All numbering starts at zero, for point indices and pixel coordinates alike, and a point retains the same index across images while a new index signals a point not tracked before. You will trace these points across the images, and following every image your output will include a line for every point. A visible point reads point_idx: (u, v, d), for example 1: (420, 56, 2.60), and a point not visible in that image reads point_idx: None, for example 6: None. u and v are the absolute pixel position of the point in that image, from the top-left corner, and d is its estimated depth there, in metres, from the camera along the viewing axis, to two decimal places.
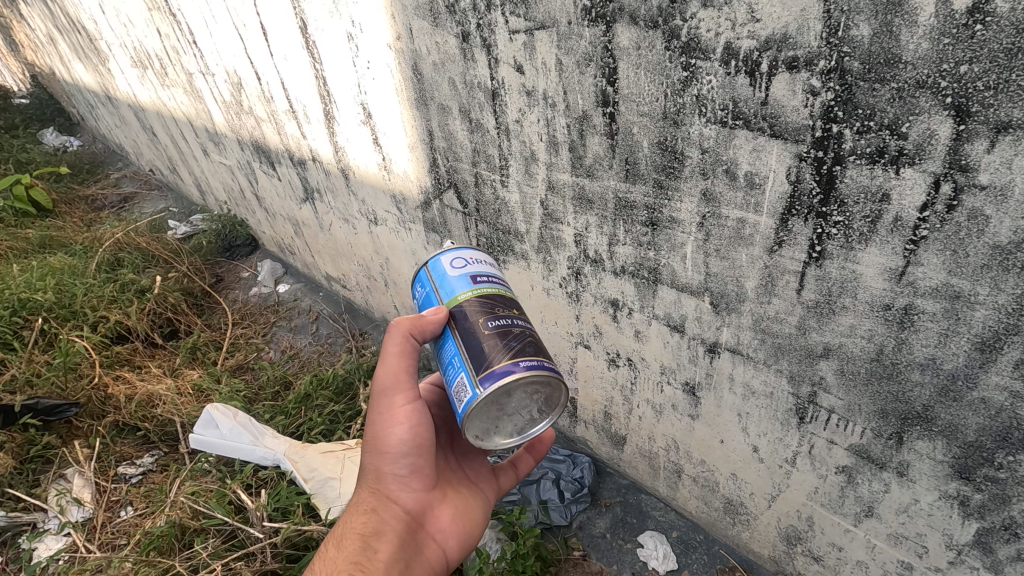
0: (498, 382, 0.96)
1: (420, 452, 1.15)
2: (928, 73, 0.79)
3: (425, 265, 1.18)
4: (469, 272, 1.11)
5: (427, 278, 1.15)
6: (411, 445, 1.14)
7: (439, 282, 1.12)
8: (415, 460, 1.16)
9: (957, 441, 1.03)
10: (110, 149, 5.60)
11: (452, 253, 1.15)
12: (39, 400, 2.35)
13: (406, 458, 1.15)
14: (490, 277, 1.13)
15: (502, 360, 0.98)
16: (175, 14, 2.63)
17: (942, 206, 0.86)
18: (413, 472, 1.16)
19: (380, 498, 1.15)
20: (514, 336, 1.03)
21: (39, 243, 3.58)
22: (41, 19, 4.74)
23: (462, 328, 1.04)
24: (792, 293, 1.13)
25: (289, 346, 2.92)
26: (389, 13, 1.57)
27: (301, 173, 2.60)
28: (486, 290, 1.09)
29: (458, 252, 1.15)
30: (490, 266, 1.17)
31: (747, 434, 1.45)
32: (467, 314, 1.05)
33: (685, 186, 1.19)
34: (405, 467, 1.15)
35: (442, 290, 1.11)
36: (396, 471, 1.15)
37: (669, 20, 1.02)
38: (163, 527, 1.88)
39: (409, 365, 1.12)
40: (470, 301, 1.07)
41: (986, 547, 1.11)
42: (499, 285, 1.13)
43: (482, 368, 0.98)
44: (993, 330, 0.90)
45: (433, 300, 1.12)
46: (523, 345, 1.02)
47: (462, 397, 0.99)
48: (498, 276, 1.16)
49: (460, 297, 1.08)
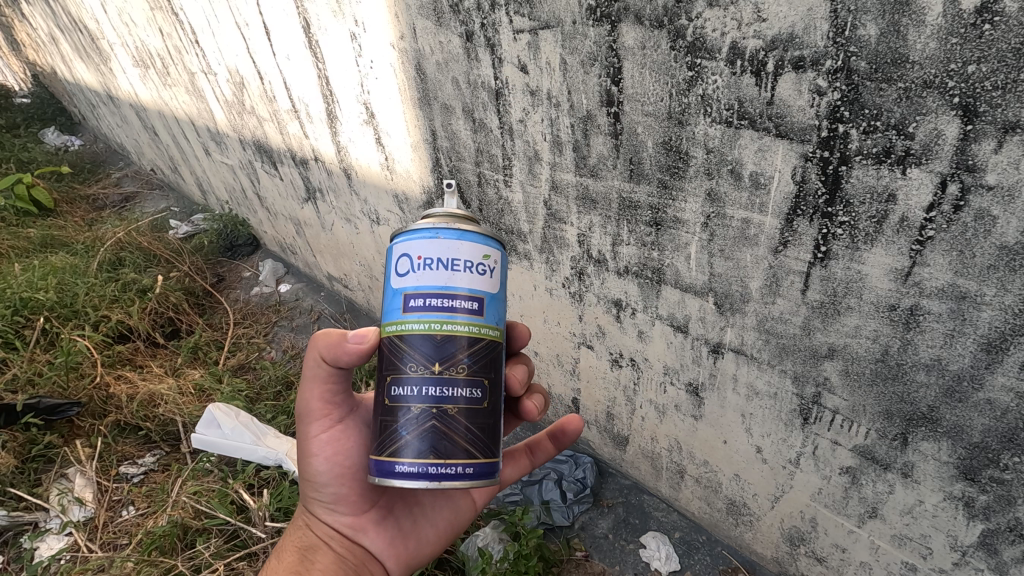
0: (376, 473, 0.96)
1: (340, 481, 1.15)
2: (936, 73, 0.79)
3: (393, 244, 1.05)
4: (406, 289, 0.96)
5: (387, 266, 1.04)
6: (331, 473, 1.15)
7: (387, 283, 1.02)
8: (339, 488, 1.15)
9: (963, 442, 1.03)
10: (112, 149, 5.60)
11: (403, 248, 0.98)
12: (41, 399, 2.35)
13: (328, 486, 1.16)
14: (427, 301, 0.95)
15: (389, 449, 0.95)
16: (177, 14, 2.64)
17: (949, 206, 0.85)
18: (337, 498, 1.16)
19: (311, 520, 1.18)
20: (409, 418, 0.94)
21: (41, 243, 3.58)
22: (44, 19, 4.75)
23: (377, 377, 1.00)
24: (796, 293, 1.13)
25: (290, 346, 2.92)
26: (392, 13, 1.57)
27: (303, 173, 2.60)
28: (416, 328, 0.95)
29: (407, 248, 0.97)
30: (445, 270, 0.95)
31: (751, 435, 1.44)
32: (381, 363, 0.99)
33: (690, 186, 1.19)
34: (330, 494, 1.16)
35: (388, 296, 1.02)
36: (320, 498, 1.16)
37: (674, 20, 1.02)
38: (165, 527, 1.88)
39: (324, 393, 1.15)
40: (388, 340, 0.98)
41: (991, 549, 1.10)
42: (437, 311, 0.94)
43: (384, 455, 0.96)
44: (999, 331, 0.89)
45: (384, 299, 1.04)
46: (415, 433, 0.93)
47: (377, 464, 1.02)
48: (455, 289, 0.95)
49: (389, 326, 0.98)
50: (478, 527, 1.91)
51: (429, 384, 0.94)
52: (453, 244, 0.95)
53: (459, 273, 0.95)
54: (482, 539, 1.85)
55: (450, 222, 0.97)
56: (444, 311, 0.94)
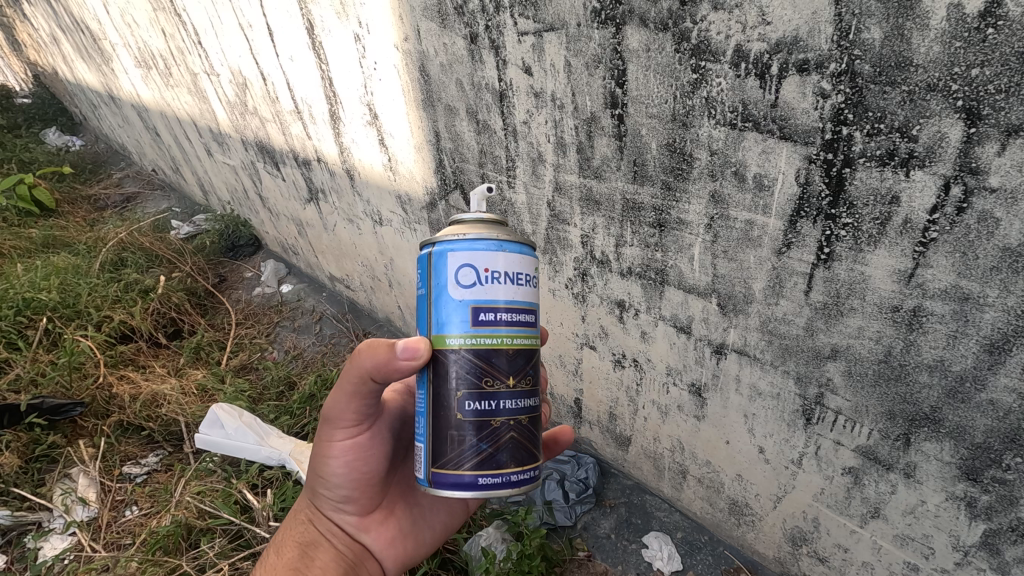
0: (443, 487, 0.94)
1: (353, 485, 1.14)
2: (939, 76, 0.79)
3: (432, 248, 0.98)
4: (472, 302, 0.93)
5: (430, 274, 0.97)
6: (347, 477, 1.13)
7: (438, 294, 0.96)
8: (351, 492, 1.15)
9: (965, 443, 1.04)
10: (113, 149, 5.61)
11: (463, 257, 0.94)
12: (45, 399, 2.35)
13: (340, 488, 1.14)
14: (496, 314, 0.94)
15: (460, 465, 0.93)
16: (180, 15, 2.64)
17: (952, 208, 0.86)
18: (346, 498, 1.15)
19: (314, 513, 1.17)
20: (481, 432, 0.94)
21: (43, 243, 3.59)
22: (45, 20, 4.76)
23: (438, 391, 0.97)
24: (800, 294, 1.14)
25: (292, 346, 2.92)
26: (397, 14, 1.58)
27: (306, 174, 2.61)
28: (486, 341, 0.94)
29: (470, 258, 0.93)
30: (512, 283, 0.95)
31: (753, 435, 1.45)
32: (446, 376, 0.95)
33: (694, 187, 1.19)
34: (341, 495, 1.15)
35: (437, 307, 0.96)
36: (330, 496, 1.15)
37: (679, 23, 1.02)
38: (169, 527, 1.89)
39: (355, 405, 1.07)
40: (453, 353, 0.94)
41: (992, 548, 1.11)
42: (501, 323, 0.94)
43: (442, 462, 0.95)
44: (1002, 332, 0.90)
45: (427, 309, 0.98)
46: (491, 448, 0.93)
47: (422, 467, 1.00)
48: (516, 301, 0.96)
49: (449, 338, 0.94)
50: (482, 527, 1.91)
51: (500, 397, 0.95)
52: (516, 258, 0.95)
53: (520, 284, 0.96)
54: (485, 538, 1.85)
55: (508, 235, 0.96)
56: (512, 325, 0.96)
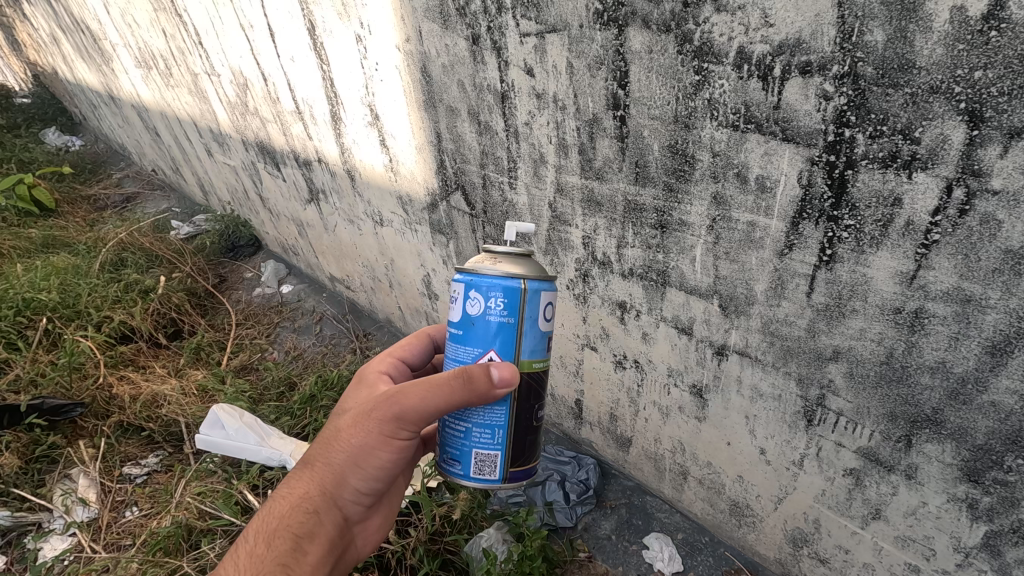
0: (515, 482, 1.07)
1: (385, 478, 1.14)
2: (942, 79, 0.79)
3: (523, 283, 1.02)
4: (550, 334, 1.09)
5: (522, 307, 1.02)
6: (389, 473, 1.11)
7: (530, 327, 1.04)
8: (377, 482, 1.14)
9: (966, 444, 1.04)
10: (113, 149, 5.60)
11: (549, 295, 1.06)
12: (45, 400, 2.35)
13: (371, 479, 1.12)
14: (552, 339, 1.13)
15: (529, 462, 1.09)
16: (181, 15, 2.64)
17: (954, 210, 0.86)
18: (370, 489, 1.14)
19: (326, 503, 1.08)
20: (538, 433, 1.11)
21: (42, 244, 3.59)
22: (45, 20, 4.76)
23: (520, 405, 1.06)
24: (801, 296, 1.14)
25: (292, 347, 2.92)
26: (399, 15, 1.58)
27: (306, 175, 2.61)
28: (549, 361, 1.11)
29: (552, 296, 1.07)
30: None
31: (754, 436, 1.45)
32: (528, 391, 1.06)
33: (695, 189, 1.19)
34: (367, 485, 1.12)
35: (527, 338, 1.04)
36: (358, 485, 1.11)
37: (682, 24, 1.02)
38: (169, 528, 1.89)
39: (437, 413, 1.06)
40: (539, 372, 1.06)
41: (994, 550, 1.11)
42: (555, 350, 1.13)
43: (518, 462, 1.07)
44: (1004, 334, 0.90)
45: (513, 338, 1.02)
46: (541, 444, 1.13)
47: (485, 470, 1.06)
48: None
49: (537, 363, 1.05)
50: (483, 528, 1.91)
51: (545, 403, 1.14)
52: None
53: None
54: (486, 539, 1.85)
55: None
56: None
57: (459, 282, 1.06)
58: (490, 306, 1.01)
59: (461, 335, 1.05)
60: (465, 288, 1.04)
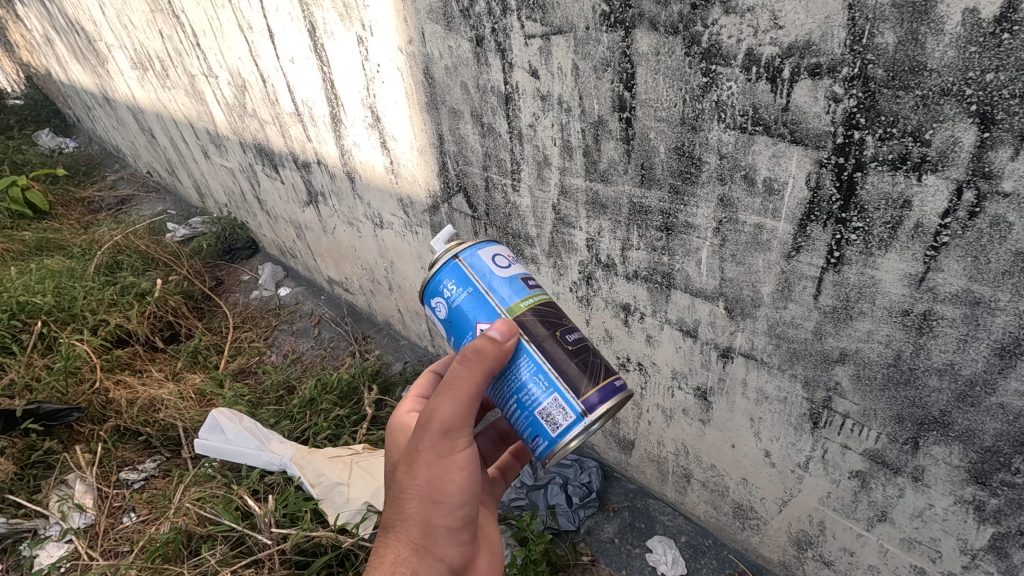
0: (603, 410, 0.95)
1: (472, 501, 1.04)
2: (954, 81, 0.79)
3: (456, 257, 1.03)
4: (520, 276, 1.03)
5: (466, 276, 1.01)
6: (467, 495, 1.03)
7: (488, 285, 1.00)
8: (469, 510, 1.05)
9: (974, 446, 1.04)
10: (106, 151, 5.56)
11: (493, 248, 1.04)
12: (40, 405, 2.33)
13: (457, 509, 1.03)
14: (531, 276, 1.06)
15: (595, 386, 0.96)
16: (178, 16, 2.62)
17: (964, 213, 0.86)
18: (463, 521, 1.05)
19: (424, 561, 1.01)
20: (588, 364, 0.97)
21: (36, 245, 3.55)
22: (38, 20, 4.73)
23: (539, 343, 0.97)
24: (809, 298, 1.14)
25: (291, 350, 2.89)
26: (401, 17, 1.57)
27: (305, 176, 2.59)
28: (544, 295, 1.04)
29: (494, 247, 1.05)
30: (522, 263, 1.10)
31: (760, 439, 1.45)
32: (538, 328, 0.97)
33: (703, 191, 1.19)
34: (459, 518, 1.04)
35: (496, 292, 1.00)
36: (447, 522, 1.03)
37: (690, 26, 1.02)
38: (168, 534, 1.85)
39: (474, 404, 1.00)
40: (534, 311, 0.99)
41: (1001, 552, 1.11)
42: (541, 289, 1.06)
43: (581, 390, 0.95)
44: (1013, 336, 0.90)
45: (484, 305, 0.99)
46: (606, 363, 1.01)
47: (559, 421, 0.94)
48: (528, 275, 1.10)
49: (525, 303, 0.99)
50: None
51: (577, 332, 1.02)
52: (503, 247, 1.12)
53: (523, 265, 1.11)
54: None
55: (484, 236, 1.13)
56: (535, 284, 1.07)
57: (424, 305, 1.09)
58: (449, 296, 1.02)
59: (457, 341, 1.03)
60: (428, 303, 1.07)
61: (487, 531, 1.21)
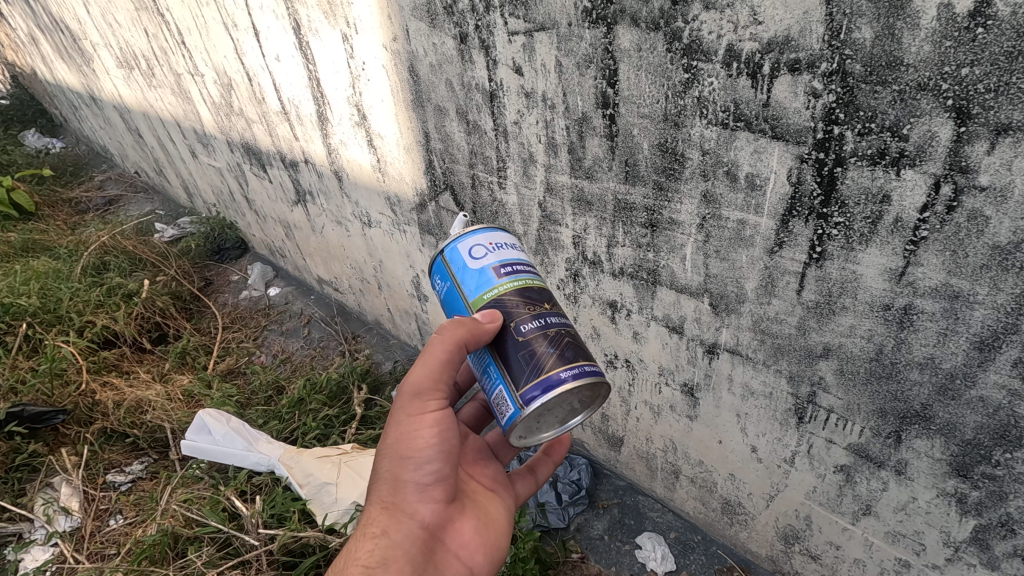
0: (543, 400, 0.95)
1: (443, 459, 1.06)
2: (930, 76, 0.80)
3: (441, 253, 1.12)
4: (491, 265, 1.06)
5: (446, 271, 1.10)
6: (436, 453, 1.05)
7: (460, 277, 1.08)
8: (440, 468, 1.06)
9: (955, 439, 1.05)
10: (94, 151, 5.51)
11: (474, 239, 1.10)
12: (26, 407, 2.30)
13: (426, 466, 1.05)
14: (513, 265, 1.08)
15: (540, 374, 0.97)
16: (163, 14, 2.60)
17: (942, 206, 0.87)
18: (434, 480, 1.07)
19: (393, 518, 1.05)
20: (544, 347, 0.99)
21: (22, 247, 3.52)
22: (22, 19, 4.68)
23: (494, 338, 1.02)
24: (792, 293, 1.14)
25: (280, 350, 2.88)
26: (385, 14, 1.56)
27: (293, 175, 2.57)
28: (515, 282, 1.05)
29: (475, 238, 1.10)
30: (512, 248, 1.12)
31: (746, 434, 1.45)
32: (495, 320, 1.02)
33: (686, 187, 1.19)
34: (428, 476, 1.06)
35: (466, 284, 1.06)
36: (416, 480, 1.05)
37: (671, 22, 1.02)
38: (155, 536, 1.84)
39: (448, 369, 1.04)
40: (496, 302, 1.03)
41: (982, 544, 1.12)
42: (521, 273, 1.07)
43: (522, 383, 0.97)
44: (992, 330, 0.91)
45: (457, 298, 1.07)
46: (563, 352, 0.99)
47: (505, 410, 0.99)
48: (520, 261, 1.11)
49: (486, 293, 1.04)
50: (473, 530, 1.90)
51: (549, 317, 1.04)
52: (502, 233, 1.13)
53: (517, 249, 1.13)
54: None
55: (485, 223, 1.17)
56: (527, 272, 1.09)
57: None
58: (439, 289, 1.13)
59: None
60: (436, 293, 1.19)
61: (486, 505, 1.19)
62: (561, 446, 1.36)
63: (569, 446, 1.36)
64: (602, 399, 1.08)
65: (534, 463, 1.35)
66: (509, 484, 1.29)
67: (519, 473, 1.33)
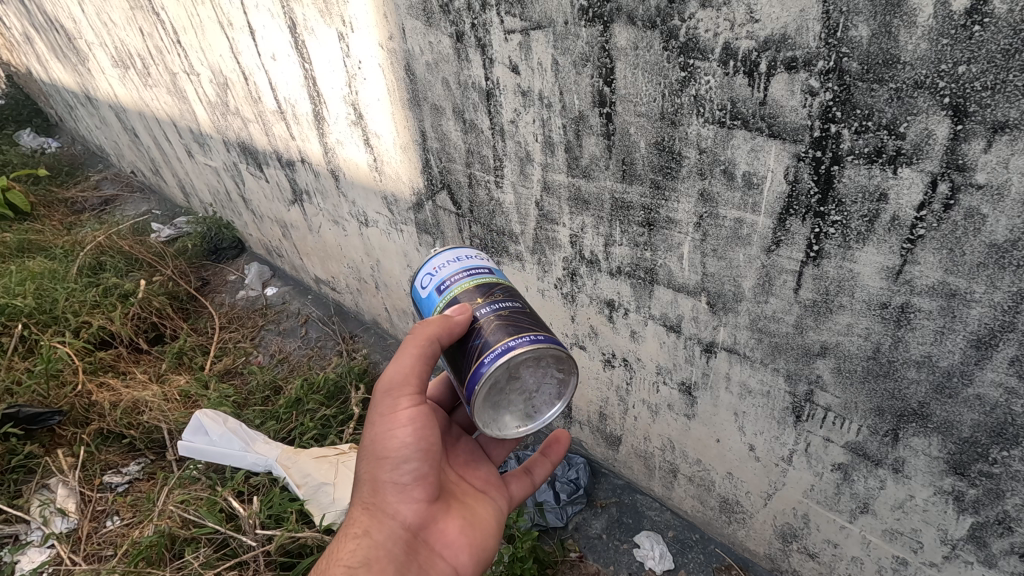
0: (476, 392, 0.98)
1: (421, 458, 1.06)
2: (927, 74, 0.79)
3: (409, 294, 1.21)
4: (433, 288, 1.11)
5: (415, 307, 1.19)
6: (413, 451, 1.05)
7: (420, 310, 1.15)
8: (419, 466, 1.06)
9: (953, 437, 1.05)
10: (90, 151, 5.49)
11: (423, 269, 1.16)
12: (21, 409, 2.29)
13: (405, 465, 1.05)
14: (455, 276, 1.10)
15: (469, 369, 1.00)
16: (157, 13, 2.59)
17: (939, 205, 0.87)
18: (414, 479, 1.06)
19: (375, 518, 1.05)
20: (484, 329, 1.01)
21: (18, 247, 3.51)
22: (17, 18, 4.65)
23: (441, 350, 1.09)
24: (789, 292, 1.14)
25: (278, 350, 2.87)
26: (380, 13, 1.56)
27: (290, 175, 2.56)
28: (454, 292, 1.08)
29: (423, 268, 1.16)
30: (459, 258, 1.13)
31: (743, 433, 1.45)
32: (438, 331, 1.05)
33: (683, 185, 1.19)
34: (408, 475, 1.06)
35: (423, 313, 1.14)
36: (395, 480, 1.05)
37: (667, 20, 1.02)
38: (152, 537, 1.84)
39: (422, 368, 1.04)
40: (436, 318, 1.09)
41: (980, 541, 1.12)
42: (472, 275, 1.10)
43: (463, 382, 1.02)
44: (989, 328, 0.91)
45: None
46: (485, 336, 1.00)
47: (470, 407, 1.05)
48: (466, 265, 1.12)
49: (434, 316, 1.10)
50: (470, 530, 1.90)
51: (495, 301, 1.05)
52: (452, 249, 1.16)
53: (466, 257, 1.14)
54: None
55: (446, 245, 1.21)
56: (471, 275, 1.10)
57: None
58: None
59: None
60: None
61: (474, 506, 1.18)
62: (560, 445, 1.37)
63: (567, 444, 1.37)
64: (568, 356, 1.04)
65: (529, 464, 1.35)
66: (501, 486, 1.28)
67: (513, 475, 1.33)
